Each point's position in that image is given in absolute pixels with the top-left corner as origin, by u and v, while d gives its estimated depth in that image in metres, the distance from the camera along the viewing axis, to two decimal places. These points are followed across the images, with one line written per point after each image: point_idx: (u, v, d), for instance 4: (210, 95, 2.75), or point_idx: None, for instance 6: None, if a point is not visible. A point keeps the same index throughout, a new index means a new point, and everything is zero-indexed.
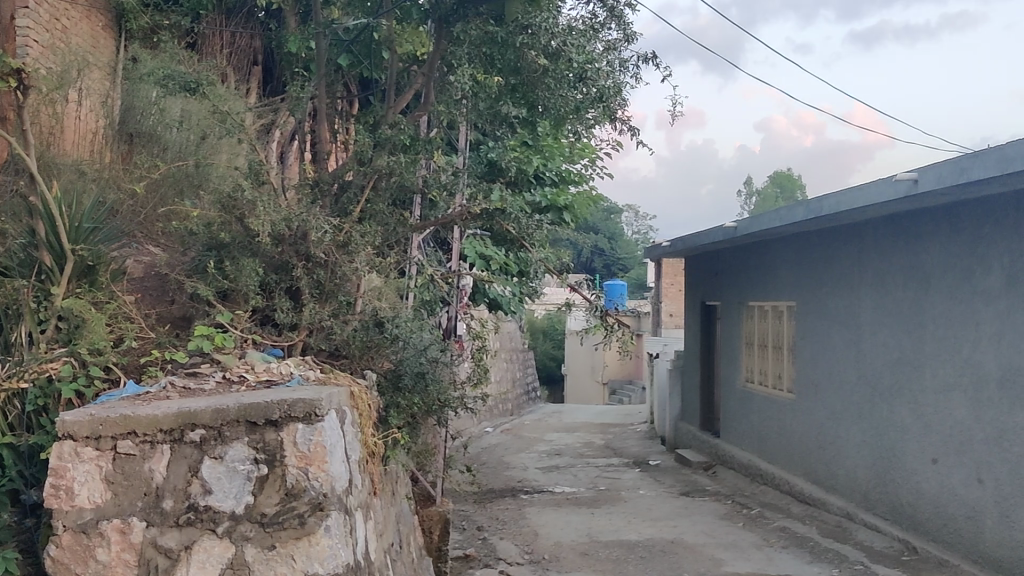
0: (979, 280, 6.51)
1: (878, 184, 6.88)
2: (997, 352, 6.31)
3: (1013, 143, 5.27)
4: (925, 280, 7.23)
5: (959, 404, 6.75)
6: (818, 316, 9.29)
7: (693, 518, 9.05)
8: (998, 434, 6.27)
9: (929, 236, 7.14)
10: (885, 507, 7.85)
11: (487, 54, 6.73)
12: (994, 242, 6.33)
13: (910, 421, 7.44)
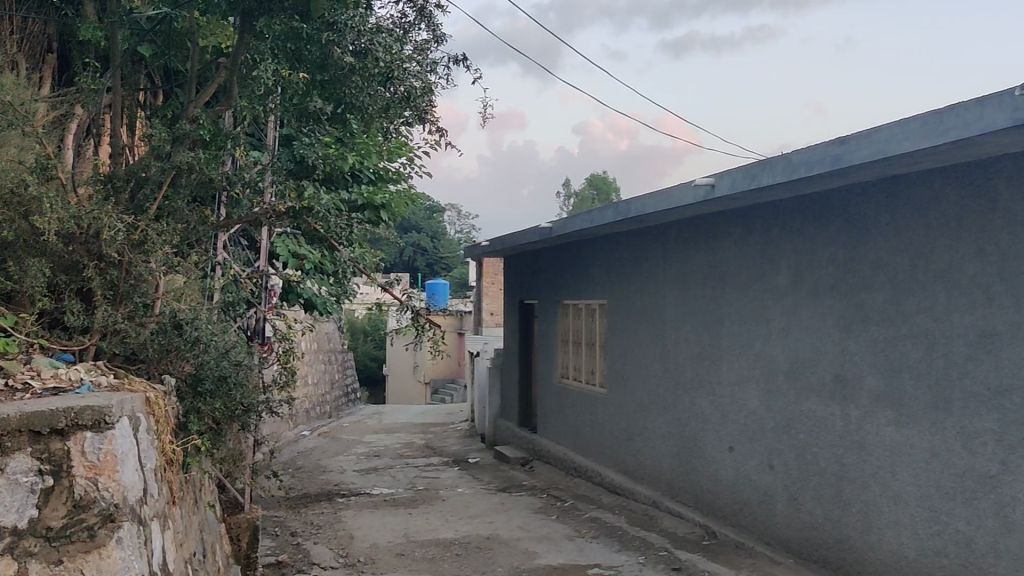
0: (769, 278, 6.94)
1: (679, 188, 7.24)
2: (784, 345, 6.75)
3: (796, 150, 5.67)
4: (722, 279, 7.64)
5: (753, 395, 7.17)
6: (627, 313, 9.65)
7: (508, 514, 9.21)
8: (786, 423, 6.71)
9: (726, 238, 7.55)
10: (688, 495, 8.25)
11: (293, 49, 6.63)
12: (781, 243, 6.76)
13: (710, 412, 7.84)
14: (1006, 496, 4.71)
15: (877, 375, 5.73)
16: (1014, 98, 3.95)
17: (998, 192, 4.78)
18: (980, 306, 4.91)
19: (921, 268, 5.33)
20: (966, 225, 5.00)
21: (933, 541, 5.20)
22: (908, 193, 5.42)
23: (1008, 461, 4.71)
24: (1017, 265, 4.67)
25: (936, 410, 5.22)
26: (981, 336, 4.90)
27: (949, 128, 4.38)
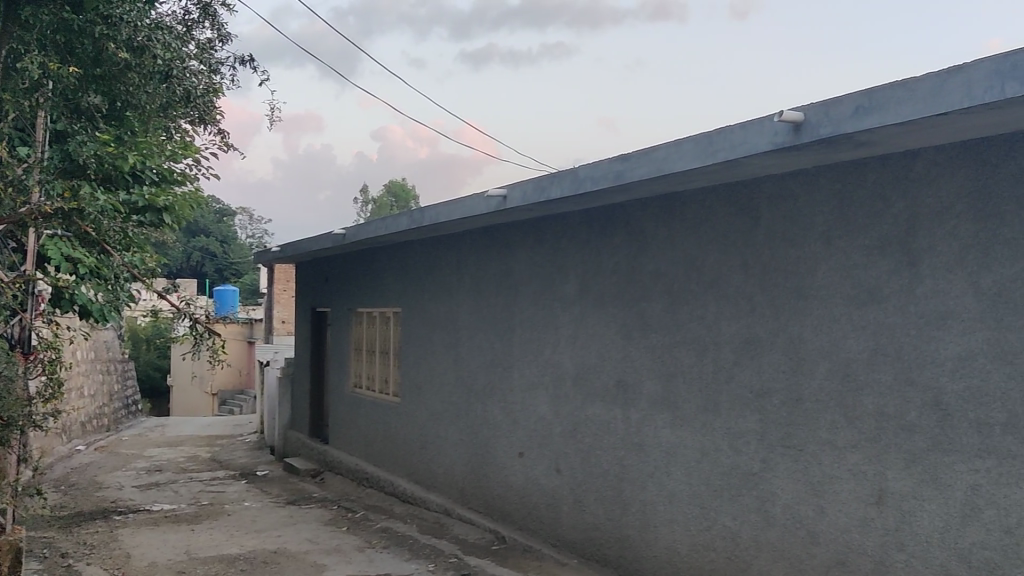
0: (557, 288, 7.17)
1: (472, 199, 7.34)
2: (571, 352, 6.98)
3: (584, 165, 5.88)
4: (514, 287, 7.83)
5: (541, 401, 7.37)
6: (421, 321, 9.68)
7: (298, 526, 9.03)
8: (572, 428, 6.94)
9: (517, 248, 7.73)
10: (478, 501, 8.37)
11: (63, 42, 6.28)
12: (569, 254, 7.00)
13: (500, 419, 7.99)
14: (766, 491, 5.08)
15: (655, 381, 6.03)
16: (773, 124, 4.28)
17: (760, 209, 5.16)
18: (745, 316, 5.27)
19: (693, 279, 5.67)
20: (733, 239, 5.36)
21: (702, 537, 5.53)
22: (684, 209, 5.75)
23: (768, 458, 5.07)
24: (776, 277, 5.05)
25: (706, 413, 5.55)
26: (745, 343, 5.26)
27: (718, 149, 4.68)
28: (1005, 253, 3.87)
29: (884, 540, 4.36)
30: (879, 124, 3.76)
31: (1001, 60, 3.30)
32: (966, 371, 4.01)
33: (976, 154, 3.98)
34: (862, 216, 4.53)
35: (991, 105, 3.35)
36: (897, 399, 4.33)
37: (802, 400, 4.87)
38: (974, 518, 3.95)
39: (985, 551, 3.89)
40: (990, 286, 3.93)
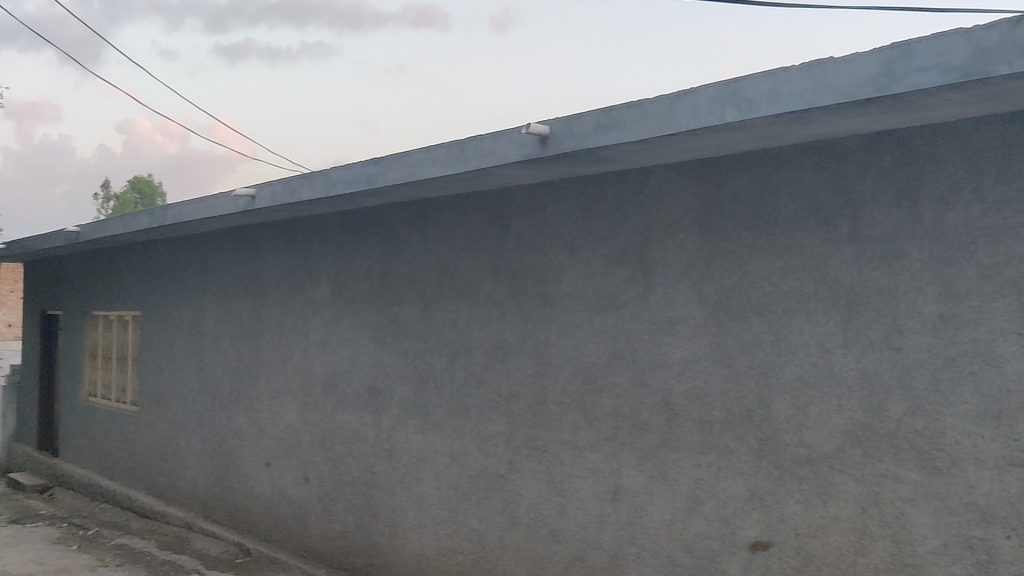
0: (309, 292, 7.03)
1: (218, 198, 7.07)
2: (322, 358, 6.88)
3: (336, 167, 5.81)
4: (263, 291, 7.61)
5: (290, 408, 7.20)
6: (162, 326, 9.21)
7: (20, 547, 8.32)
8: (321, 435, 6.83)
9: (267, 250, 7.53)
10: (223, 513, 8.06)
11: None
12: (321, 257, 6.89)
13: (247, 428, 7.74)
14: (511, 492, 5.22)
15: (405, 386, 6.05)
16: (521, 135, 4.42)
17: (510, 218, 5.31)
18: (494, 321, 5.40)
19: (445, 285, 5.74)
20: (483, 246, 5.48)
21: (450, 540, 5.61)
22: (437, 215, 5.82)
23: (514, 460, 5.22)
24: (524, 284, 5.21)
25: (455, 417, 5.64)
26: (494, 348, 5.39)
27: (468, 157, 4.77)
28: (726, 264, 4.19)
29: (619, 535, 4.59)
30: (617, 140, 3.97)
31: (721, 87, 3.58)
32: (692, 373, 4.31)
33: (702, 172, 4.30)
34: (602, 226, 4.76)
35: (714, 127, 3.62)
36: (631, 401, 4.58)
37: (546, 403, 5.05)
38: (697, 511, 4.25)
39: (706, 540, 4.20)
40: (712, 294, 4.25)
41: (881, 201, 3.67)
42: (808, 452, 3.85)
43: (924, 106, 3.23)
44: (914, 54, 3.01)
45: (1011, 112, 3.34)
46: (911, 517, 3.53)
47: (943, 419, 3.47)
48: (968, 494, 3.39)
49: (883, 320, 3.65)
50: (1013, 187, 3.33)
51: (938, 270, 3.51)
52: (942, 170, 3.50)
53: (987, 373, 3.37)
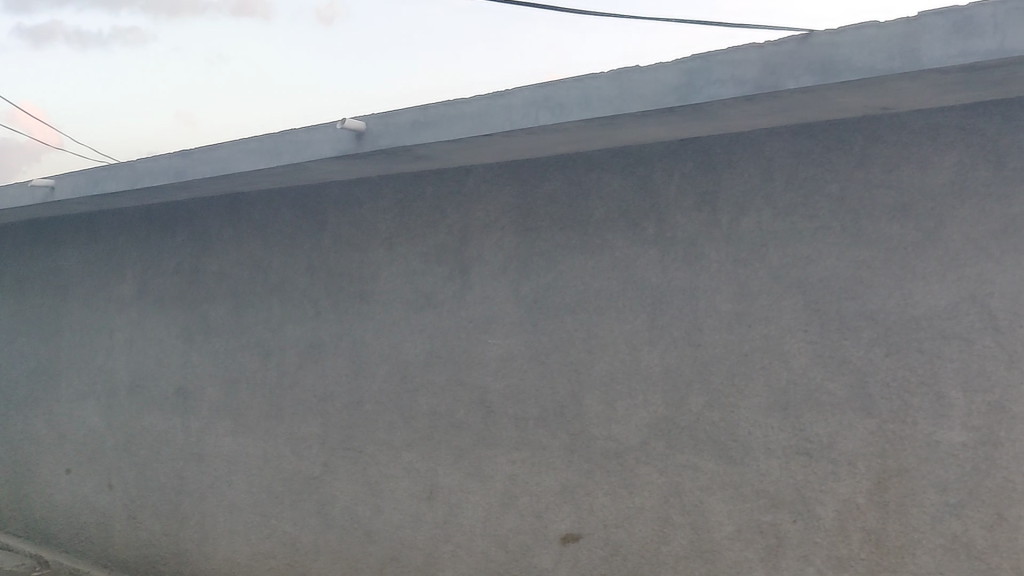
0: (113, 289, 6.70)
1: (13, 187, 6.62)
2: (127, 358, 6.56)
3: (142, 158, 5.55)
4: (63, 287, 7.18)
5: (93, 411, 6.83)
6: None
7: None
8: (127, 439, 6.51)
9: (69, 244, 7.11)
10: (17, 524, 7.55)
11: None
12: (127, 252, 6.58)
13: (45, 432, 7.28)
14: (326, 494, 5.15)
15: (216, 387, 5.85)
16: (337, 131, 4.37)
17: (327, 214, 5.23)
18: (309, 320, 5.30)
19: (259, 282, 5.60)
20: (299, 243, 5.37)
21: (263, 544, 5.47)
22: (251, 211, 5.67)
23: (329, 462, 5.15)
24: (341, 281, 5.14)
25: (269, 419, 5.50)
26: (309, 347, 5.30)
27: (283, 152, 4.68)
28: (540, 264, 4.28)
29: (434, 533, 4.62)
30: (433, 138, 3.99)
31: (535, 90, 3.66)
32: (507, 370, 4.38)
33: (518, 173, 4.38)
34: (420, 225, 4.77)
35: (527, 130, 3.70)
36: (447, 399, 4.61)
37: (361, 403, 5.01)
38: (511, 506, 4.32)
39: (518, 536, 4.28)
40: (526, 293, 4.33)
41: (684, 205, 3.85)
42: (615, 446, 3.99)
43: (722, 115, 3.41)
44: (713, 66, 3.18)
45: (799, 124, 3.57)
46: (708, 506, 3.72)
47: (738, 411, 3.66)
48: (759, 482, 3.59)
49: (685, 318, 3.82)
50: (801, 194, 3.55)
51: (734, 271, 3.71)
52: (738, 177, 3.71)
53: (776, 367, 3.58)
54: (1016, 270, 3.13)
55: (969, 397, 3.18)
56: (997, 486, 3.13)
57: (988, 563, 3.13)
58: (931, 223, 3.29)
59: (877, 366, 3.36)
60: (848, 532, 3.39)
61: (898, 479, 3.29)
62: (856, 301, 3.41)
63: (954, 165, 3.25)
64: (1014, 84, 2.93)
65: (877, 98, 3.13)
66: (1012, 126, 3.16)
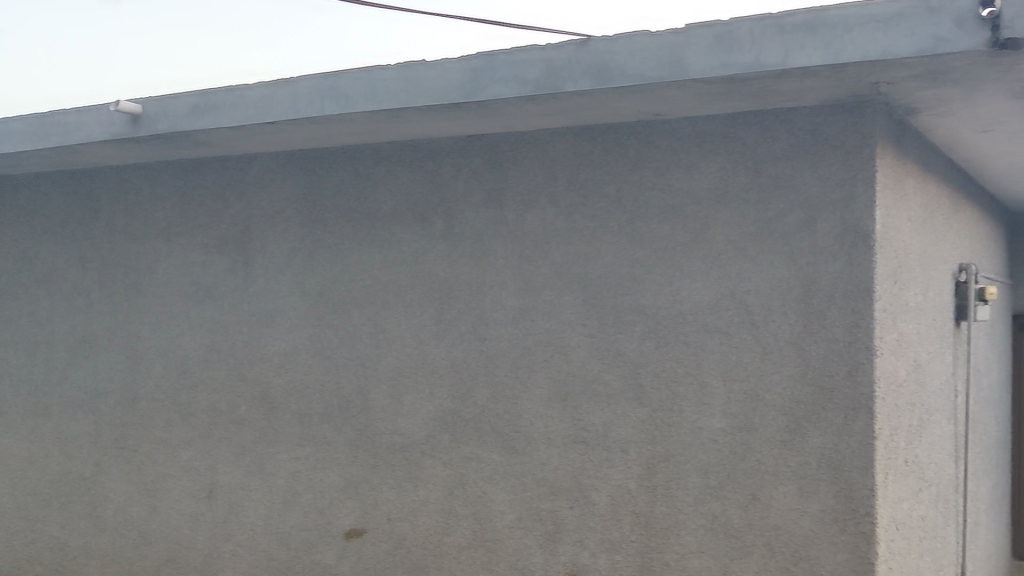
0: None
1: None
2: None
3: None
4: None
5: None
6: None
7: None
8: None
9: None
10: None
11: None
12: None
13: None
14: (97, 496, 4.88)
15: None
16: (111, 113, 4.16)
17: (101, 201, 4.96)
18: (79, 311, 5.00)
19: (23, 271, 5.23)
20: (70, 230, 5.06)
21: (26, 551, 5.13)
22: (15, 194, 5.29)
23: (101, 462, 4.88)
24: (114, 272, 4.88)
25: (35, 417, 5.15)
26: (79, 340, 5.00)
27: (50, 133, 4.39)
28: (327, 257, 4.23)
29: (214, 532, 4.48)
30: (216, 126, 3.88)
31: (320, 80, 3.62)
32: (291, 365, 4.30)
33: (306, 164, 4.31)
34: (202, 214, 4.61)
35: (313, 119, 3.68)
36: (228, 395, 4.47)
37: (136, 400, 4.77)
38: (294, 503, 4.26)
39: (302, 532, 4.23)
40: (312, 286, 4.27)
41: (471, 200, 3.91)
42: (400, 440, 4.01)
43: (506, 114, 3.49)
44: (496, 65, 3.26)
45: (580, 125, 3.70)
46: (490, 496, 3.80)
47: (519, 403, 3.76)
48: (538, 471, 3.71)
49: (470, 312, 3.89)
50: (581, 193, 3.68)
51: (517, 266, 3.80)
52: (523, 175, 3.80)
53: (555, 360, 3.70)
54: (770, 271, 3.35)
55: (728, 386, 3.39)
56: (753, 469, 3.34)
57: (743, 541, 3.34)
58: (697, 225, 3.48)
59: (649, 358, 3.53)
60: (620, 516, 3.55)
61: (666, 464, 3.47)
62: (630, 297, 3.58)
63: (719, 170, 3.45)
64: (770, 96, 3.16)
65: (649, 103, 3.30)
66: (768, 137, 3.38)
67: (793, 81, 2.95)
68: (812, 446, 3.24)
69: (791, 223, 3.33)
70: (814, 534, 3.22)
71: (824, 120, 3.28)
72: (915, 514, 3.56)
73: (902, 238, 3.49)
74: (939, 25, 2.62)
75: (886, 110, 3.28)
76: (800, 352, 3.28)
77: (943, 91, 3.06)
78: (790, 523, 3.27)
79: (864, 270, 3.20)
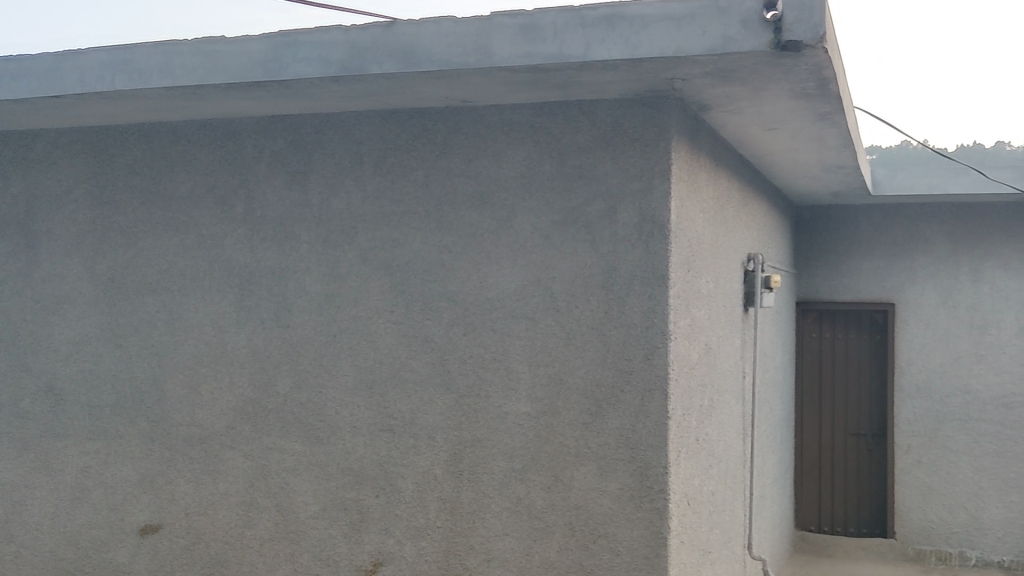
0: None
1: None
2: None
3: None
4: None
5: None
6: None
7: None
8: None
9: None
10: None
11: None
12: None
13: None
14: None
15: None
16: None
17: None
18: None
19: None
20: None
21: None
22: None
23: None
24: None
25: None
26: None
27: None
28: (119, 240, 4.02)
29: None
30: None
31: (110, 52, 3.43)
32: (80, 354, 4.06)
33: (97, 142, 4.08)
34: None
35: (102, 94, 3.48)
36: (10, 387, 4.18)
37: None
38: (84, 500, 4.03)
39: (92, 530, 4.01)
40: (103, 271, 4.04)
41: (274, 183, 3.81)
42: (199, 431, 3.86)
43: (311, 95, 3.42)
44: (299, 45, 3.18)
45: (388, 110, 3.67)
46: (293, 486, 3.73)
47: (324, 392, 3.70)
48: (344, 460, 3.66)
49: (273, 298, 3.79)
50: (388, 178, 3.66)
51: (323, 252, 3.73)
52: (329, 159, 3.74)
53: (362, 347, 3.66)
54: (573, 258, 3.44)
55: (533, 370, 3.46)
56: (555, 451, 3.42)
57: (545, 521, 3.42)
58: (503, 212, 3.53)
59: (456, 344, 3.55)
60: (426, 502, 3.57)
61: (471, 449, 3.51)
62: (437, 283, 3.59)
63: (525, 159, 3.51)
64: (572, 87, 3.23)
65: (456, 90, 3.31)
66: (571, 127, 3.46)
67: (594, 73, 3.03)
68: (611, 427, 3.36)
69: (594, 211, 3.43)
70: (612, 512, 3.34)
71: (624, 113, 3.39)
72: (705, 488, 3.75)
73: (695, 228, 3.66)
74: (728, 24, 2.75)
75: (681, 105, 3.42)
76: (601, 337, 3.39)
77: (733, 89, 3.23)
78: (590, 502, 3.38)
79: (660, 258, 3.33)
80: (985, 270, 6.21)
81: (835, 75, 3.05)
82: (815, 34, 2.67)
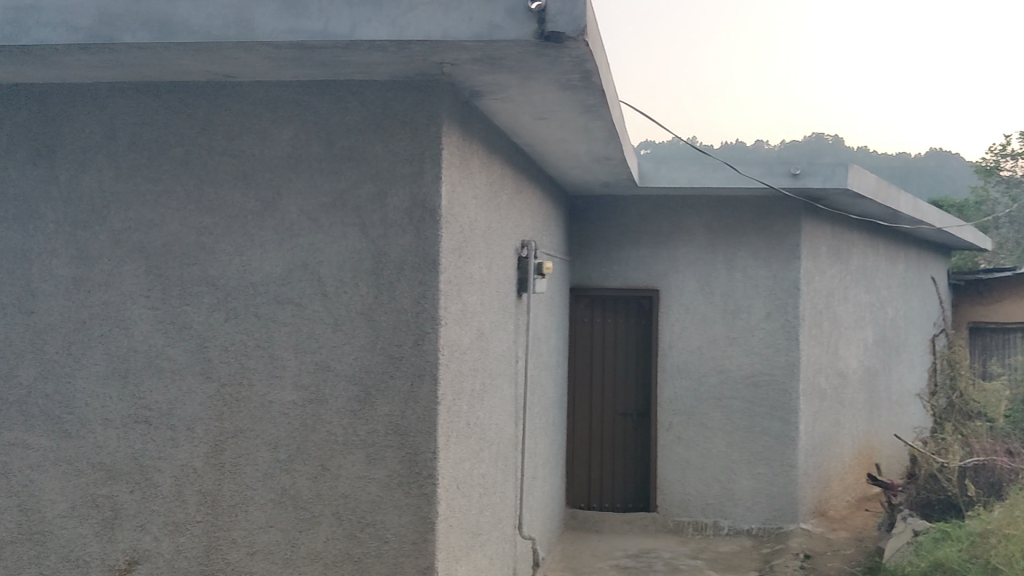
0: None
1: None
2: None
3: None
4: None
5: None
6: None
7: None
8: None
9: None
10: None
11: None
12: None
13: None
14: None
15: None
16: None
17: None
18: None
19: None
20: None
21: None
22: None
23: None
24: None
25: None
26: None
27: None
28: None
29: None
30: None
31: None
32: None
33: None
34: None
35: None
36: None
37: None
38: None
39: None
40: None
41: (16, 157, 3.52)
42: None
43: (58, 62, 3.18)
44: (42, 7, 2.95)
45: (144, 82, 3.47)
46: (38, 484, 3.47)
47: (72, 382, 3.46)
48: (95, 454, 3.45)
49: (15, 281, 3.51)
50: (144, 155, 3.46)
51: (72, 233, 3.49)
52: (78, 132, 3.50)
53: (115, 335, 3.45)
54: (342, 243, 3.39)
55: (299, 358, 3.38)
56: (321, 440, 3.37)
57: (312, 512, 3.36)
58: (269, 193, 3.42)
59: (217, 331, 3.41)
60: (185, 497, 3.41)
61: (234, 439, 3.39)
62: (197, 267, 3.43)
63: (291, 138, 3.42)
64: (340, 67, 3.17)
65: (217, 64, 3.17)
66: (340, 108, 3.40)
67: (361, 53, 2.99)
68: (380, 414, 3.34)
69: (363, 195, 3.39)
70: (379, 499, 3.33)
71: (394, 96, 3.37)
72: (476, 472, 3.81)
73: (467, 214, 3.70)
74: (494, 12, 2.80)
75: (451, 91, 3.44)
76: (370, 323, 3.36)
77: (500, 77, 3.28)
78: (357, 490, 3.35)
79: (429, 243, 3.34)
80: (738, 259, 6.65)
81: (597, 69, 3.18)
82: (576, 26, 2.80)
